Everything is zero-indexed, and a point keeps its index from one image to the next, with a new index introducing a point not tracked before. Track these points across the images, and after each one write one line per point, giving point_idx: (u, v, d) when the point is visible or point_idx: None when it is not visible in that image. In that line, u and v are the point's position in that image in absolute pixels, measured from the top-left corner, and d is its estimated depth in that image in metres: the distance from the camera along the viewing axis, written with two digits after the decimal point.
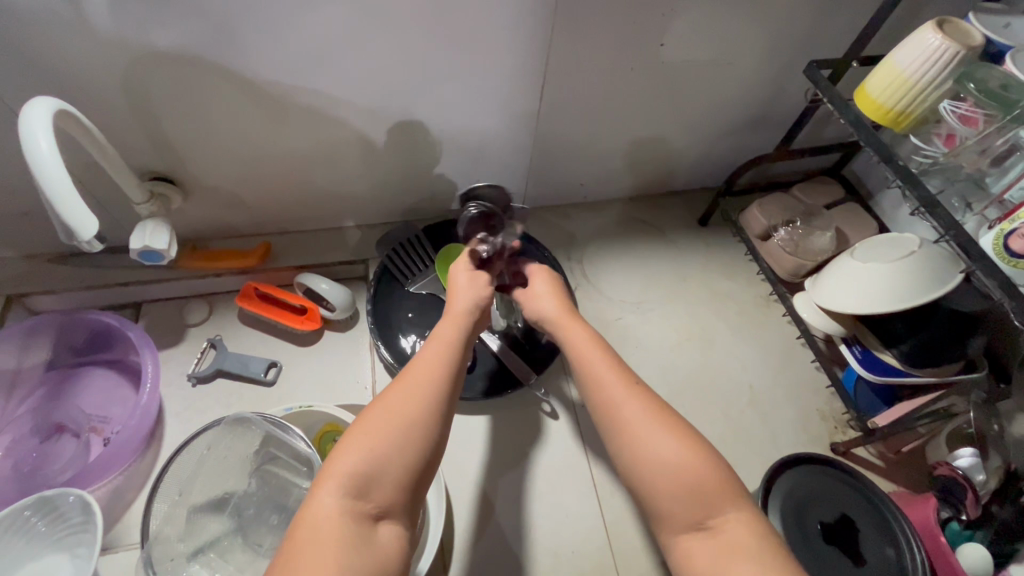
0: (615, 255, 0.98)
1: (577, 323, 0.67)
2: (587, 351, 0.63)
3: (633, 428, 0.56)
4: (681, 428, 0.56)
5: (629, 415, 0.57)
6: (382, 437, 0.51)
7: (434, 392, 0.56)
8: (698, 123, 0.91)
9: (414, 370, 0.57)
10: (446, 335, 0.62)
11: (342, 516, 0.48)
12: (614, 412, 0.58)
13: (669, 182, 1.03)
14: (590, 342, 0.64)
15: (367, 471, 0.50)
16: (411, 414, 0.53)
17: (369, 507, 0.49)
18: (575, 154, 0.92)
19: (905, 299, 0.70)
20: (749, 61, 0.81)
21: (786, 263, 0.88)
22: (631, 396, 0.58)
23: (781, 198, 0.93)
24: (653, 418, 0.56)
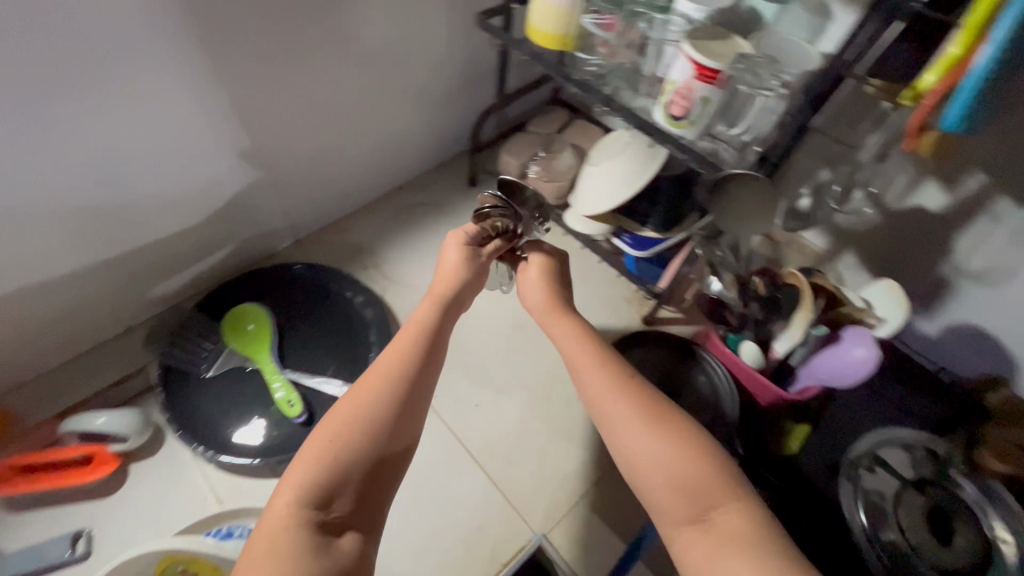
0: (408, 245, 0.99)
1: (560, 317, 0.61)
2: (572, 349, 0.59)
3: (626, 430, 0.52)
4: (673, 422, 0.52)
5: (619, 414, 0.53)
6: (351, 431, 0.49)
7: (406, 379, 0.52)
8: (420, 99, 0.94)
9: (391, 354, 0.54)
10: (427, 318, 0.57)
11: (298, 527, 0.45)
12: (607, 413, 0.53)
13: (426, 159, 1.07)
14: (575, 338, 0.59)
15: (330, 477, 0.47)
16: (381, 402, 0.51)
17: (328, 519, 0.46)
18: (320, 167, 0.90)
19: (637, 180, 0.84)
20: (433, 30, 0.86)
21: (548, 191, 0.97)
22: (619, 397, 0.54)
23: (520, 139, 1.02)
24: (647, 424, 0.52)
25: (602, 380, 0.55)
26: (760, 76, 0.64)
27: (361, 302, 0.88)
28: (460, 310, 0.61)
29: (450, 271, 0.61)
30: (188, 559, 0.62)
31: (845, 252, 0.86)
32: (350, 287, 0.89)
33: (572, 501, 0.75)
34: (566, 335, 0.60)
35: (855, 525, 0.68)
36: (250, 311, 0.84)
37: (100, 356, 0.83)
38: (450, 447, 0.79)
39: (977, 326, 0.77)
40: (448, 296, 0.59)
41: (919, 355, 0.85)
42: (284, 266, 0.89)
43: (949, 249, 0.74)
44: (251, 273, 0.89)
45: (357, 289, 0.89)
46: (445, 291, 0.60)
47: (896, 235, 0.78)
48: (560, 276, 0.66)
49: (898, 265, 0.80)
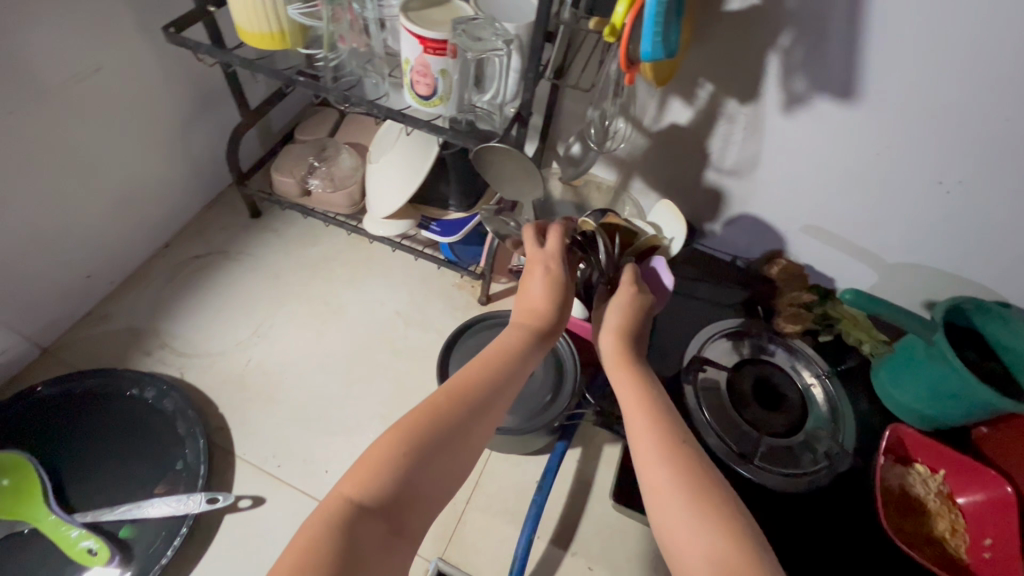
0: (196, 309, 0.85)
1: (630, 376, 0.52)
2: (635, 419, 0.50)
3: (667, 510, 0.44)
4: (717, 508, 0.43)
5: (668, 493, 0.44)
6: (411, 430, 0.46)
7: (468, 396, 0.49)
8: (139, 141, 0.79)
9: (467, 376, 0.51)
10: (505, 340, 0.55)
11: (344, 518, 0.41)
12: (660, 503, 0.44)
13: (186, 204, 0.92)
14: (636, 403, 0.50)
15: (386, 481, 0.43)
16: (447, 411, 0.48)
17: (374, 520, 0.42)
18: (32, 255, 0.72)
19: (421, 167, 0.79)
20: (112, 58, 0.71)
21: (337, 199, 0.87)
22: (680, 490, 0.44)
23: (288, 153, 0.91)
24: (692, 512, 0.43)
25: (658, 460, 0.46)
26: (484, 39, 0.59)
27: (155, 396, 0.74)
28: (552, 339, 0.58)
29: (545, 288, 0.58)
30: None
31: (633, 179, 0.90)
32: (132, 384, 0.74)
33: (458, 512, 0.72)
34: (629, 399, 0.51)
35: (693, 412, 0.75)
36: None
37: None
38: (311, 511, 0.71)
39: (751, 215, 0.86)
40: (528, 316, 0.56)
41: (715, 252, 0.93)
42: (32, 390, 0.71)
43: (705, 154, 0.81)
44: None
45: (143, 382, 0.74)
46: (542, 319, 0.57)
47: (664, 154, 0.84)
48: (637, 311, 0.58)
49: (675, 180, 0.86)
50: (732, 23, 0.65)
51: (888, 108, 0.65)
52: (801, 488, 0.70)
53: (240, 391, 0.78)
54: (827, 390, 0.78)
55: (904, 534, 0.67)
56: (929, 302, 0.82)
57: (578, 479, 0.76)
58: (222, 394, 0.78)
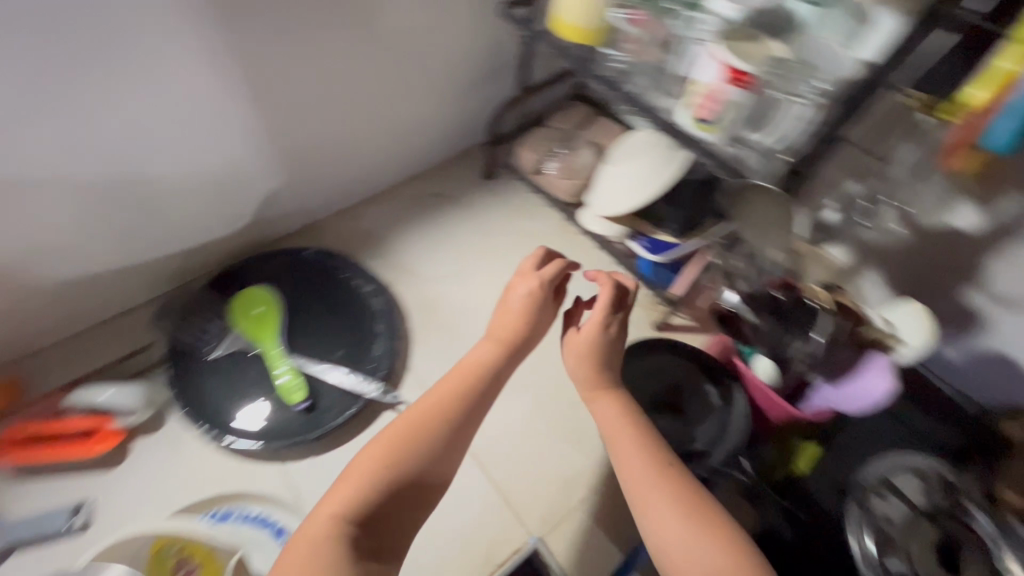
0: (418, 237, 0.98)
1: (609, 395, 0.66)
2: (628, 440, 0.62)
3: (661, 517, 0.57)
4: (708, 518, 0.57)
5: (645, 488, 0.59)
6: (384, 459, 0.58)
7: (439, 429, 0.60)
8: (437, 89, 0.93)
9: (404, 430, 0.59)
10: (463, 388, 0.63)
11: (334, 532, 0.54)
12: (641, 493, 0.59)
13: (442, 149, 1.05)
14: (619, 420, 0.64)
15: (371, 501, 0.56)
16: (417, 445, 0.59)
17: (369, 526, 0.56)
18: (337, 153, 0.89)
19: (659, 184, 0.83)
20: (453, 18, 0.84)
21: (564, 187, 0.94)
22: (665, 496, 0.58)
23: (540, 133, 1.00)
24: (670, 505, 0.57)
25: (637, 458, 0.61)
26: (793, 83, 0.61)
27: (371, 291, 0.88)
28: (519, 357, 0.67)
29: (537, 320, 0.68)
30: None
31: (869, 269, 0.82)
32: (359, 276, 0.89)
33: (570, 507, 0.74)
34: (611, 414, 0.64)
35: (853, 554, 0.66)
36: (246, 295, 0.84)
37: (122, 324, 0.84)
38: None
39: (1001, 352, 0.76)
40: (507, 345, 0.66)
41: (936, 379, 0.82)
42: (294, 252, 0.89)
43: (978, 273, 0.71)
44: (260, 256, 0.88)
45: (367, 277, 0.89)
46: (522, 341, 0.67)
47: (923, 255, 0.75)
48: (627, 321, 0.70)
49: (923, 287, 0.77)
50: None
51: None
52: None
53: (430, 317, 0.89)
54: None
55: None
56: None
57: None
58: (416, 313, 0.89)
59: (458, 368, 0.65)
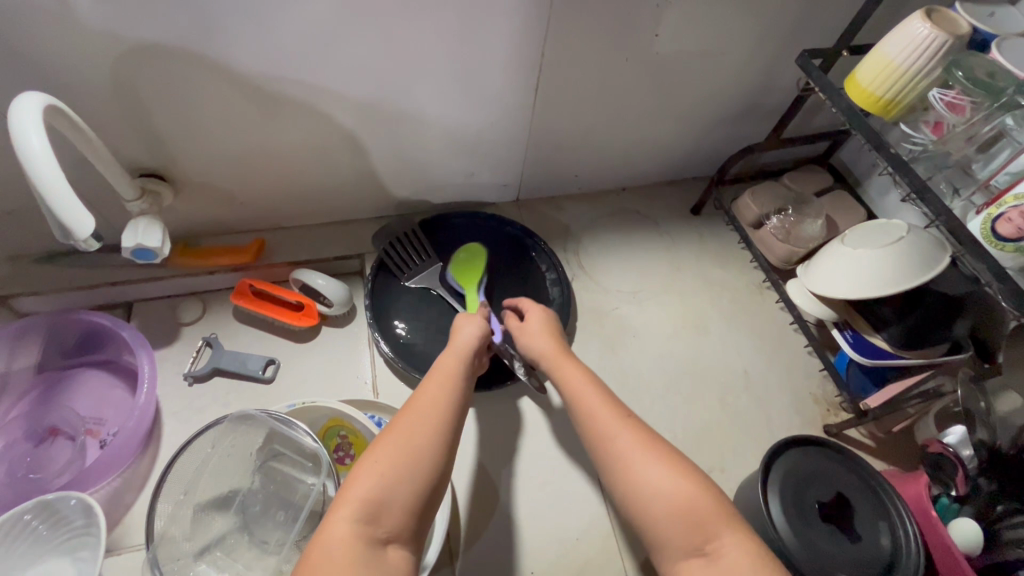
0: (609, 245, 0.99)
1: (569, 361, 0.69)
2: (578, 384, 0.65)
3: (626, 458, 0.57)
4: (673, 459, 0.56)
5: (623, 446, 0.58)
6: (386, 459, 0.55)
7: (426, 423, 0.59)
8: (687, 114, 0.92)
9: (390, 434, 0.57)
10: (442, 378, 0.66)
11: (355, 532, 0.50)
12: (629, 456, 0.56)
13: (661, 171, 1.04)
14: (580, 373, 0.67)
15: (378, 492, 0.53)
16: (414, 449, 0.56)
17: (387, 516, 0.52)
18: (575, 145, 0.93)
19: (893, 282, 0.73)
20: (737, 51, 0.82)
21: (778, 251, 0.89)
22: (652, 460, 0.56)
23: (771, 187, 0.94)
24: (645, 452, 0.56)
25: (613, 422, 0.60)
26: None
27: (552, 279, 0.91)
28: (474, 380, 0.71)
29: (473, 343, 0.72)
30: (353, 430, 0.70)
31: None
32: (546, 261, 0.92)
33: None
34: (575, 379, 0.66)
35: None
36: (473, 249, 0.91)
37: (344, 229, 0.96)
38: (578, 447, 0.80)
39: None
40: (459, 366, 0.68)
41: None
42: (500, 219, 0.95)
43: None
44: (469, 213, 0.95)
45: (552, 265, 0.92)
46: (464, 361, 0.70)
47: None
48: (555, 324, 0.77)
49: None
50: None
51: None
52: None
53: (596, 325, 0.90)
54: None
55: None
56: None
57: None
58: (584, 316, 0.90)
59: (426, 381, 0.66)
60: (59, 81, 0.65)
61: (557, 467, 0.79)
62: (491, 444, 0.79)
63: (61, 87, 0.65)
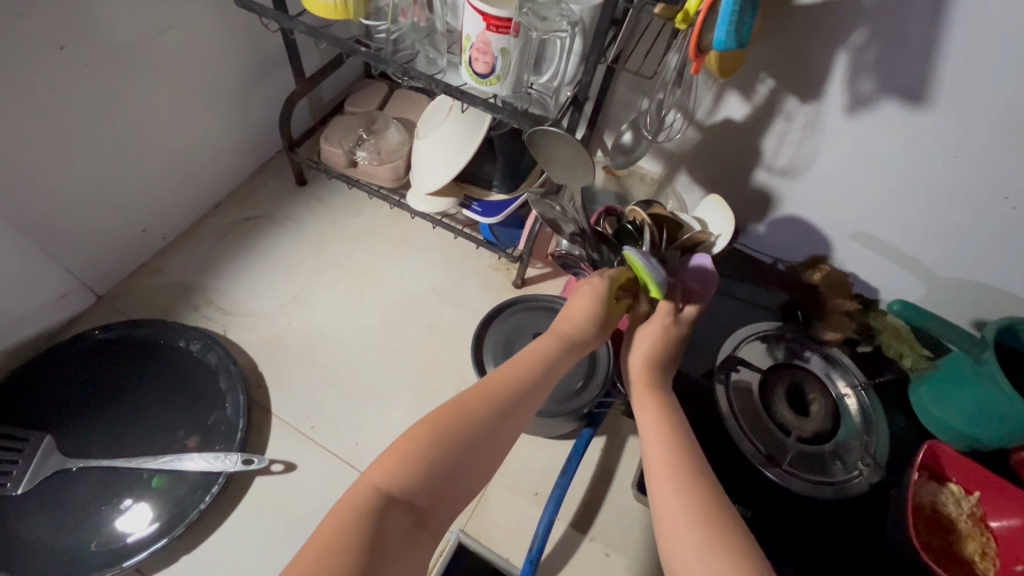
0: (240, 270, 0.87)
1: (653, 399, 0.56)
2: (651, 430, 0.53)
3: (679, 538, 0.45)
4: (725, 535, 0.44)
5: (670, 516, 0.46)
6: (444, 432, 0.49)
7: (489, 415, 0.52)
8: (199, 103, 0.81)
9: (470, 400, 0.52)
10: (524, 374, 0.55)
11: (372, 508, 0.44)
12: (681, 528, 0.45)
13: (238, 169, 0.93)
14: (659, 420, 0.53)
15: (416, 478, 0.47)
16: (470, 425, 0.51)
17: (394, 516, 0.45)
18: (99, 204, 0.75)
19: (468, 147, 0.80)
20: (181, 17, 0.72)
21: (381, 173, 0.88)
22: (714, 551, 0.43)
23: (339, 122, 0.92)
24: (703, 538, 0.44)
25: (678, 490, 0.47)
26: (549, 19, 0.61)
27: (199, 348, 0.77)
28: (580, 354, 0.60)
29: (584, 307, 0.60)
30: None
31: (678, 174, 0.89)
32: (178, 336, 0.77)
33: (480, 488, 0.74)
34: (652, 417, 0.54)
35: (721, 413, 0.74)
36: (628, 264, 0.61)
37: None
38: (340, 473, 0.73)
39: (798, 218, 0.85)
40: (573, 337, 0.59)
41: (756, 253, 0.92)
42: (85, 335, 0.75)
43: (757, 151, 0.79)
44: (42, 355, 0.73)
45: (188, 335, 0.77)
46: (570, 329, 0.59)
47: (714, 149, 0.82)
48: (667, 340, 0.60)
49: (725, 178, 0.85)
50: (801, 17, 0.63)
51: (960, 114, 0.62)
52: (825, 496, 0.69)
53: (281, 352, 0.81)
54: (861, 401, 0.76)
55: (933, 551, 0.65)
56: (979, 323, 0.80)
57: (600, 466, 0.76)
58: (263, 354, 0.80)
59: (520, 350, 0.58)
60: None
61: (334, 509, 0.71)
62: (254, 551, 0.67)
63: None
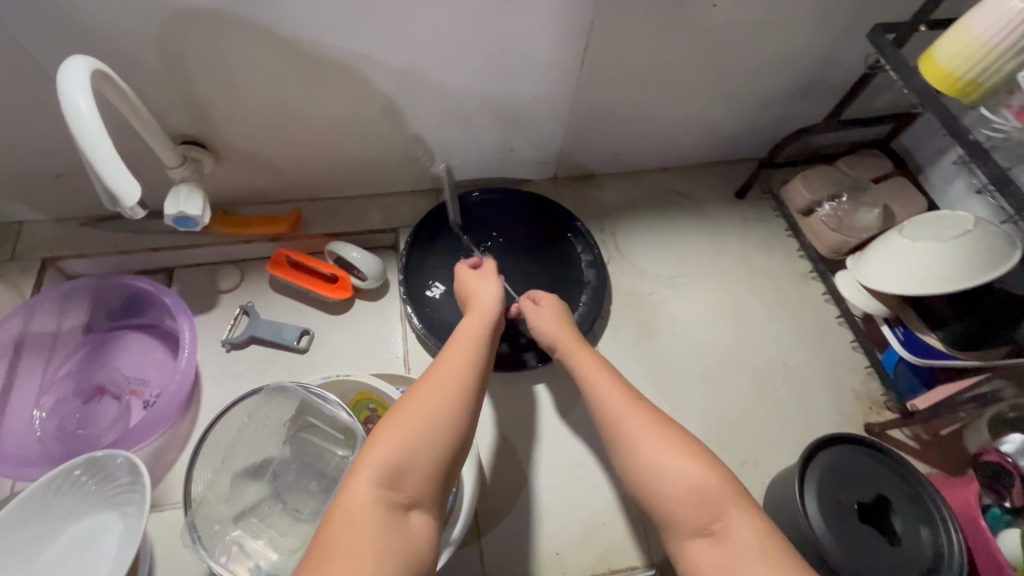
0: (647, 226, 0.96)
1: (584, 354, 0.69)
2: (597, 380, 0.65)
3: (643, 451, 0.57)
4: (693, 447, 0.56)
5: (630, 427, 0.59)
6: (406, 429, 0.53)
7: (450, 402, 0.57)
8: (738, 91, 0.87)
9: (390, 432, 0.53)
10: (435, 384, 0.58)
11: (373, 502, 0.49)
12: (653, 450, 0.56)
13: (705, 152, 1.00)
14: (645, 421, 0.59)
15: (400, 462, 0.51)
16: (423, 430, 0.54)
17: (406, 489, 0.51)
18: (613, 122, 0.89)
19: (955, 281, 0.68)
20: (799, 23, 0.77)
21: (828, 240, 0.85)
22: (688, 461, 0.55)
23: (825, 170, 0.89)
24: (670, 445, 0.56)
25: (648, 434, 0.57)
26: None
27: (586, 261, 0.89)
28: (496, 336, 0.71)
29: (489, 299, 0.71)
30: (381, 402, 0.72)
31: None
32: (581, 242, 0.90)
33: None
34: (596, 372, 0.66)
35: None
36: None
37: (377, 202, 0.95)
38: None
39: None
40: (489, 321, 0.69)
41: None
42: (541, 198, 0.92)
43: None
44: (503, 188, 0.93)
45: (587, 246, 0.89)
46: (486, 315, 0.69)
47: None
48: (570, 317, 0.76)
49: None
50: None
51: None
52: None
53: (632, 308, 0.88)
54: None
55: None
56: None
57: None
58: (619, 299, 0.88)
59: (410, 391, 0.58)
60: (87, 44, 0.65)
61: (580, 453, 0.78)
62: (515, 424, 0.79)
63: (106, 52, 0.66)
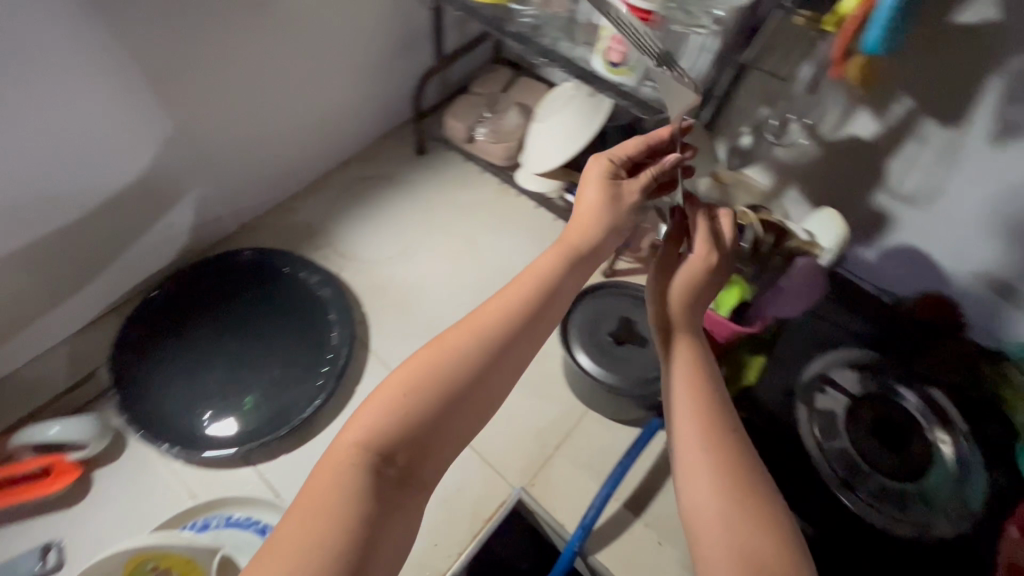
0: (357, 220, 0.96)
1: (687, 346, 0.55)
2: (686, 395, 0.52)
3: (706, 493, 0.48)
4: (760, 512, 0.47)
5: (701, 478, 0.48)
6: (416, 383, 0.48)
7: (486, 350, 0.51)
8: (349, 68, 0.91)
9: (421, 369, 0.49)
10: (482, 323, 0.51)
11: (354, 477, 0.46)
12: (726, 512, 0.47)
13: (368, 131, 1.03)
14: (729, 481, 0.48)
15: (396, 432, 0.47)
16: (432, 383, 0.49)
17: (387, 463, 0.47)
18: (255, 145, 0.86)
19: (583, 135, 0.84)
20: None
21: (496, 151, 0.95)
22: (757, 531, 0.46)
23: (466, 100, 1.00)
24: (741, 513, 0.47)
25: (721, 495, 0.47)
26: (693, 14, 0.64)
27: (317, 282, 0.86)
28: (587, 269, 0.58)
29: (599, 220, 0.57)
30: (162, 555, 0.64)
31: (789, 187, 0.86)
32: (299, 268, 0.87)
33: (544, 455, 0.77)
34: (686, 374, 0.53)
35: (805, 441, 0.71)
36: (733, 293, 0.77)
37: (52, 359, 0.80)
38: None
39: (913, 247, 0.80)
40: (575, 248, 0.56)
41: (858, 279, 0.88)
42: (229, 253, 0.86)
43: (882, 173, 0.76)
44: (190, 266, 0.85)
45: (309, 269, 0.87)
46: (580, 240, 0.56)
47: (830, 168, 0.80)
48: (696, 286, 0.56)
49: (840, 196, 0.82)
50: (962, 38, 0.61)
51: None
52: (906, 536, 0.66)
53: (380, 297, 0.89)
54: (958, 449, 0.70)
55: None
56: None
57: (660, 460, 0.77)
58: (366, 297, 0.89)
59: (522, 271, 0.56)
60: None
61: None
62: None
63: None
